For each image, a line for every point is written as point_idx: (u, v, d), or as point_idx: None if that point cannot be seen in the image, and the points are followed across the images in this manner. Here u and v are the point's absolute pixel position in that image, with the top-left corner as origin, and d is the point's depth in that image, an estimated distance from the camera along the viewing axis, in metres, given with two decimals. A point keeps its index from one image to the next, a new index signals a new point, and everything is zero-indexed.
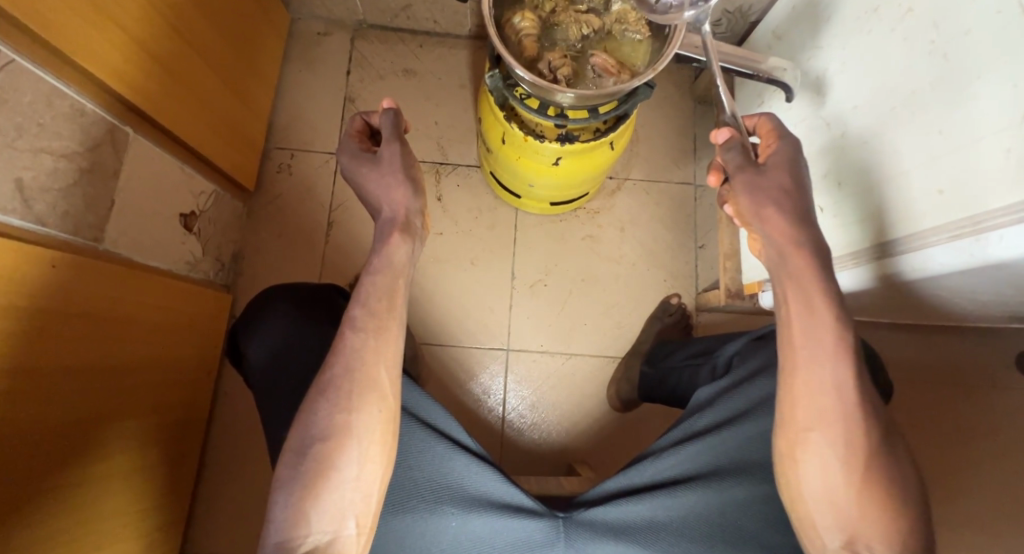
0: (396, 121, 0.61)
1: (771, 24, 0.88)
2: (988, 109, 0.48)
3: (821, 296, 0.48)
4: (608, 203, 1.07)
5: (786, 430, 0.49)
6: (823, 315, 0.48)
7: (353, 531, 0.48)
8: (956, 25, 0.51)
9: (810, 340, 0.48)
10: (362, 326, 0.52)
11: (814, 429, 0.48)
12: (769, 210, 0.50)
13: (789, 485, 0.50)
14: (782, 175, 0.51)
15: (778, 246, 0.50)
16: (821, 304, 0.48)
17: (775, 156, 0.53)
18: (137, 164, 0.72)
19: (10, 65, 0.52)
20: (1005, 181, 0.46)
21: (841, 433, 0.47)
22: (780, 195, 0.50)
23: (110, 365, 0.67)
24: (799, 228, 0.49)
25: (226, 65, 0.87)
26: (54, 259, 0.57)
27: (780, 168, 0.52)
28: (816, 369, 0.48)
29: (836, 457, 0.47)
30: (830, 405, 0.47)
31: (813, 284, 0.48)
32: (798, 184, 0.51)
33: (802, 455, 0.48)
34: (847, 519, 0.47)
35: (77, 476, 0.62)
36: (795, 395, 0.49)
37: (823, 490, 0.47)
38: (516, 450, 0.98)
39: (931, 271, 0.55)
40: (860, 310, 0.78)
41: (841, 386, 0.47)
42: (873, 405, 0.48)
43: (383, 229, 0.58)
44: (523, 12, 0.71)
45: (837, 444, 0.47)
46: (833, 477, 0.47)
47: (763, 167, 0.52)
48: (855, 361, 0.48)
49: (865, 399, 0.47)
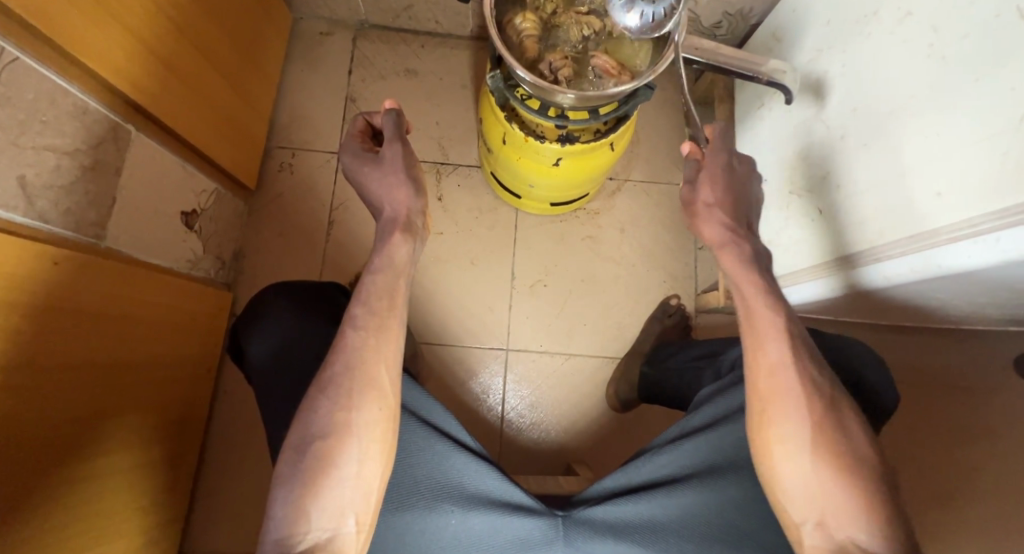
0: (398, 122, 0.63)
1: (770, 26, 0.88)
2: (982, 112, 0.48)
3: (755, 285, 0.54)
4: (608, 204, 1.08)
5: (752, 417, 0.52)
6: (759, 300, 0.53)
7: (352, 529, 0.48)
8: (956, 29, 0.52)
9: (747, 323, 0.54)
10: (363, 324, 0.53)
11: (772, 406, 0.51)
12: (700, 218, 0.58)
13: (764, 471, 0.51)
14: (711, 193, 0.57)
15: (715, 248, 0.57)
16: (756, 292, 0.54)
17: (706, 169, 0.58)
18: (139, 162, 0.72)
19: (14, 62, 0.52)
20: (997, 185, 0.47)
21: (798, 408, 0.50)
22: (708, 209, 0.57)
23: (111, 362, 0.67)
24: (734, 231, 0.56)
25: (229, 64, 0.87)
26: (56, 256, 0.57)
27: (711, 184, 0.57)
28: (765, 349, 0.52)
29: (801, 434, 0.50)
30: (784, 385, 0.51)
31: (741, 274, 0.54)
32: (734, 197, 0.57)
33: (767, 435, 0.51)
34: (828, 505, 0.48)
35: (76, 472, 0.62)
36: (758, 380, 0.52)
37: (797, 474, 0.49)
38: (515, 449, 0.98)
39: (930, 273, 0.54)
40: (849, 314, 0.79)
41: (786, 363, 0.51)
42: (825, 381, 0.51)
43: (385, 229, 0.59)
44: (524, 14, 0.71)
45: (796, 419, 0.50)
46: (801, 456, 0.49)
47: (695, 183, 0.58)
48: (797, 339, 0.52)
49: (814, 374, 0.51)
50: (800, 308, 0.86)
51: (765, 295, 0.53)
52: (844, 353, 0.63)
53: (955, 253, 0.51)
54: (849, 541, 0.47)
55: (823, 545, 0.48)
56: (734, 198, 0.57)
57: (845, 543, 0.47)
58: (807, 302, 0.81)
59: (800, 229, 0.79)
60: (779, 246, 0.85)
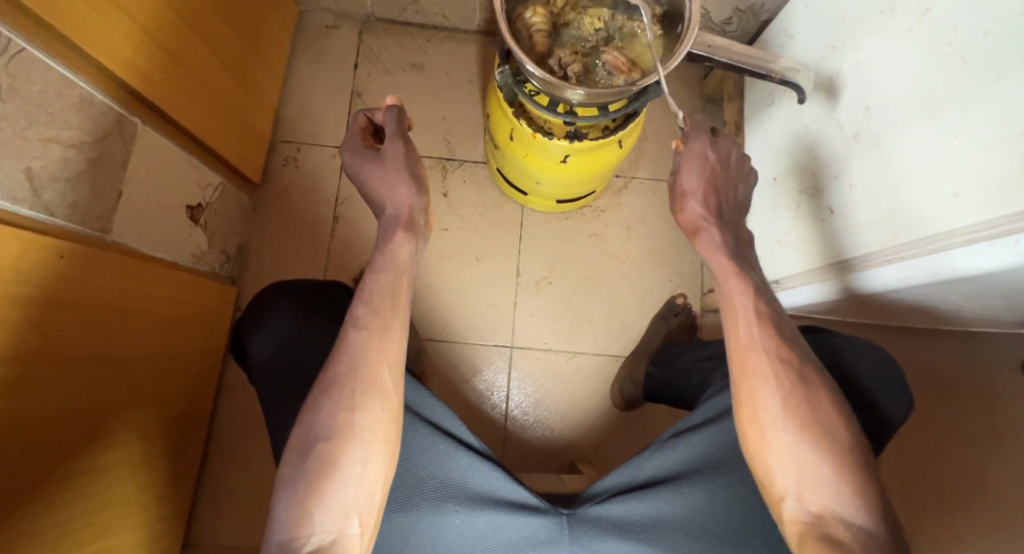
0: (399, 118, 0.62)
1: (783, 22, 0.87)
2: (998, 117, 0.48)
3: (727, 269, 0.58)
4: (615, 201, 1.07)
5: (735, 398, 0.53)
6: (732, 283, 0.57)
7: (356, 531, 0.47)
8: (974, 27, 0.51)
9: (723, 305, 0.57)
10: (365, 325, 0.52)
11: (747, 383, 0.52)
12: (688, 201, 0.62)
13: (745, 448, 0.52)
14: (691, 181, 0.61)
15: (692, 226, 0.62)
16: (729, 276, 0.57)
17: (688, 156, 0.61)
18: (145, 155, 0.72)
19: (19, 54, 0.52)
20: (1013, 188, 0.46)
21: (770, 384, 0.51)
22: (685, 198, 0.62)
23: (114, 357, 0.66)
24: (706, 219, 0.61)
25: (233, 54, 0.86)
26: (62, 248, 0.57)
27: (691, 172, 0.61)
28: (740, 325, 0.55)
29: (774, 408, 0.51)
30: (761, 361, 0.52)
31: (715, 259, 0.59)
32: (710, 186, 0.61)
33: (743, 412, 0.52)
34: (801, 477, 0.48)
35: (80, 469, 0.61)
36: (743, 360, 0.53)
37: (771, 448, 0.50)
38: (519, 447, 0.98)
39: (945, 275, 0.54)
40: (849, 314, 0.80)
41: (754, 337, 0.54)
42: (798, 358, 0.53)
43: (388, 228, 0.60)
44: (534, 8, 0.70)
45: (767, 392, 0.51)
46: (773, 430, 0.50)
47: (677, 172, 0.62)
48: (766, 317, 0.55)
49: (787, 353, 0.52)
50: (802, 310, 0.87)
51: (737, 278, 0.57)
52: (863, 355, 0.62)
53: (967, 253, 0.51)
54: (826, 511, 0.47)
55: (799, 515, 0.48)
56: (711, 188, 0.62)
57: (821, 514, 0.47)
58: (812, 305, 0.82)
59: (803, 233, 0.81)
60: (782, 250, 0.87)
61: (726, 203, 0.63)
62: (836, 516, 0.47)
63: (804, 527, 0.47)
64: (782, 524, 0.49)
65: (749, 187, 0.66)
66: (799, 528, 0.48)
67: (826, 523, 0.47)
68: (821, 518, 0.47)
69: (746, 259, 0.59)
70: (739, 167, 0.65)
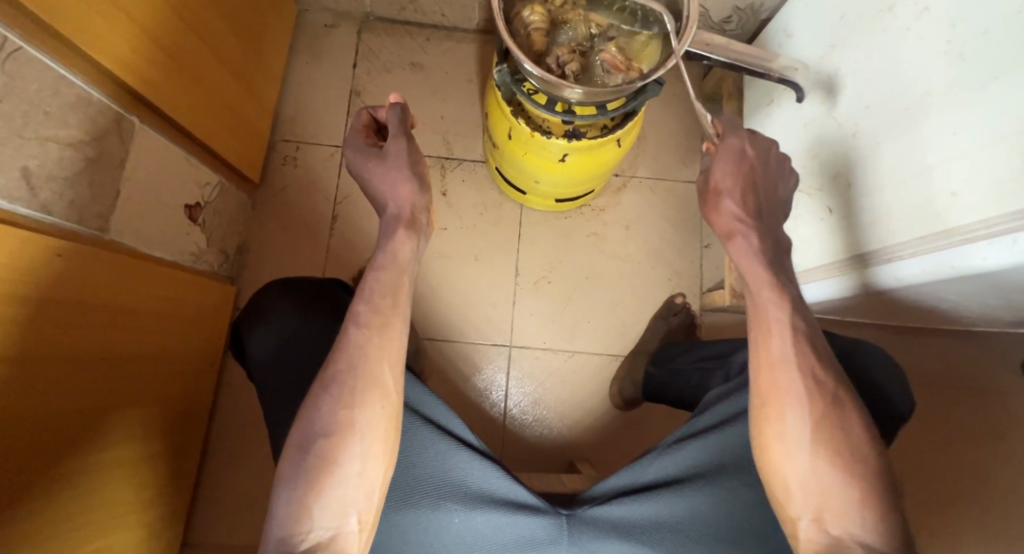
0: (403, 117, 0.63)
1: (782, 20, 0.87)
2: (998, 116, 0.48)
3: (762, 278, 0.54)
4: (614, 201, 1.07)
5: (757, 415, 0.52)
6: (767, 294, 0.53)
7: (355, 527, 0.47)
8: (974, 25, 0.51)
9: (754, 317, 0.54)
10: (366, 322, 0.52)
11: (774, 402, 0.51)
12: (724, 201, 0.57)
13: (762, 464, 0.52)
14: (727, 179, 0.57)
15: (727, 229, 0.57)
16: (763, 286, 0.54)
17: (721, 155, 0.58)
18: (143, 154, 0.72)
19: (16, 53, 0.52)
20: (1011, 187, 0.46)
21: (800, 405, 0.51)
22: (722, 198, 0.57)
23: (113, 356, 0.66)
24: (743, 222, 0.56)
25: (232, 53, 0.86)
26: (59, 247, 0.57)
27: (726, 169, 0.57)
28: (773, 341, 0.52)
29: (802, 431, 0.50)
30: (793, 382, 0.51)
31: (751, 266, 0.55)
32: (746, 185, 0.57)
33: (767, 431, 0.51)
34: (822, 501, 0.49)
35: (79, 467, 0.62)
36: (774, 379, 0.52)
37: (794, 470, 0.50)
38: (518, 446, 0.98)
39: (937, 277, 0.55)
40: (851, 313, 0.79)
41: (787, 357, 0.52)
42: (830, 378, 0.51)
43: (389, 225, 0.60)
44: (532, 6, 0.70)
45: (796, 414, 0.51)
46: (797, 451, 0.50)
47: (711, 168, 0.59)
48: (802, 335, 0.52)
49: (819, 374, 0.51)
50: None
51: (773, 289, 0.53)
52: (864, 351, 0.62)
53: (964, 252, 0.51)
54: (846, 535, 0.48)
55: (816, 536, 0.49)
56: (748, 187, 0.57)
57: (840, 537, 0.48)
58: (816, 306, 0.82)
59: (804, 231, 0.80)
60: None
61: (763, 201, 0.58)
62: (854, 539, 0.47)
63: (821, 547, 0.48)
64: (795, 541, 0.50)
65: (787, 187, 0.61)
66: (817, 549, 0.48)
67: (844, 546, 0.47)
68: (841, 541, 0.48)
69: (781, 265, 0.55)
70: (778, 168, 0.60)
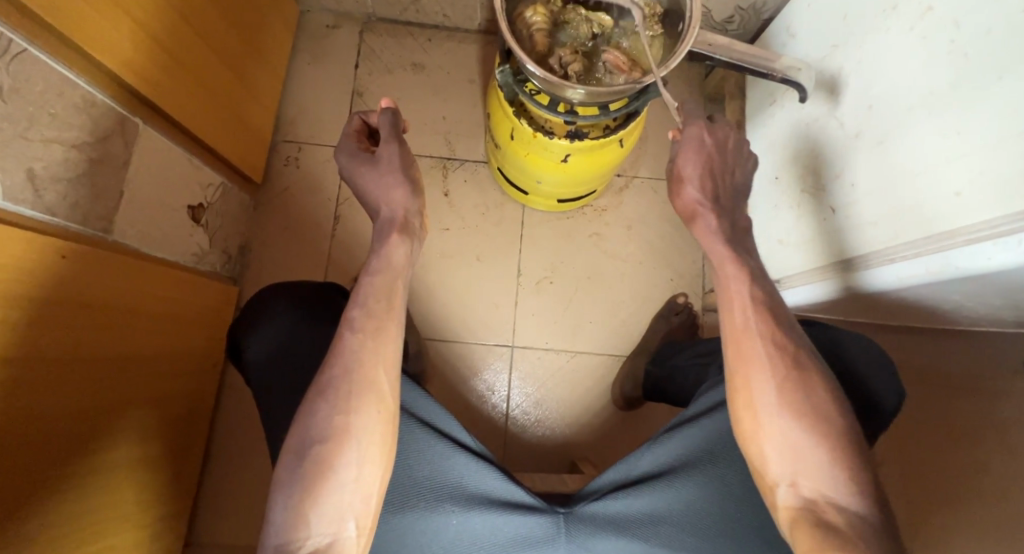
0: (394, 122, 0.62)
1: (784, 20, 0.88)
2: (1002, 116, 0.48)
3: (723, 254, 0.57)
4: (616, 201, 1.07)
5: (731, 387, 0.53)
6: (727, 269, 0.56)
7: (352, 533, 0.47)
8: (977, 25, 0.51)
9: (718, 292, 0.56)
10: (360, 327, 0.52)
11: (743, 371, 0.52)
12: (687, 185, 0.60)
13: (738, 434, 0.52)
14: (690, 166, 0.60)
15: (688, 212, 0.61)
16: (725, 261, 0.56)
17: (684, 142, 0.61)
18: (146, 155, 0.72)
19: (21, 54, 0.52)
20: (1016, 187, 0.46)
21: (765, 370, 0.51)
22: (684, 183, 0.60)
23: (116, 358, 0.66)
24: (704, 205, 0.59)
25: (234, 53, 0.86)
26: (64, 249, 0.57)
27: (690, 157, 0.60)
28: (736, 311, 0.54)
29: (770, 394, 0.50)
30: (756, 347, 0.52)
31: (712, 245, 0.58)
32: (710, 171, 0.60)
33: (738, 399, 0.52)
34: (796, 464, 0.48)
35: (83, 470, 0.62)
36: (739, 346, 0.53)
37: (765, 435, 0.50)
38: (520, 446, 0.98)
39: (947, 274, 0.54)
40: (852, 313, 0.79)
41: (750, 324, 0.53)
42: (794, 345, 0.52)
43: (383, 229, 0.60)
44: (535, 6, 0.70)
45: (763, 379, 0.51)
46: (767, 415, 0.50)
47: (677, 157, 0.61)
48: (763, 304, 0.54)
49: (781, 340, 0.52)
50: (805, 309, 0.87)
51: (733, 264, 0.56)
52: (860, 352, 0.62)
53: (970, 252, 0.51)
54: (820, 496, 0.47)
55: (793, 501, 0.48)
56: (710, 174, 0.60)
57: (814, 499, 0.47)
58: (815, 304, 0.82)
59: (806, 230, 0.80)
60: (784, 248, 0.87)
61: (725, 186, 0.61)
62: (829, 501, 0.46)
63: (797, 512, 0.47)
64: (775, 510, 0.49)
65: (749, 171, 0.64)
66: (793, 514, 0.48)
67: (819, 509, 0.47)
68: (814, 503, 0.47)
69: (743, 244, 0.58)
70: (738, 153, 0.63)
